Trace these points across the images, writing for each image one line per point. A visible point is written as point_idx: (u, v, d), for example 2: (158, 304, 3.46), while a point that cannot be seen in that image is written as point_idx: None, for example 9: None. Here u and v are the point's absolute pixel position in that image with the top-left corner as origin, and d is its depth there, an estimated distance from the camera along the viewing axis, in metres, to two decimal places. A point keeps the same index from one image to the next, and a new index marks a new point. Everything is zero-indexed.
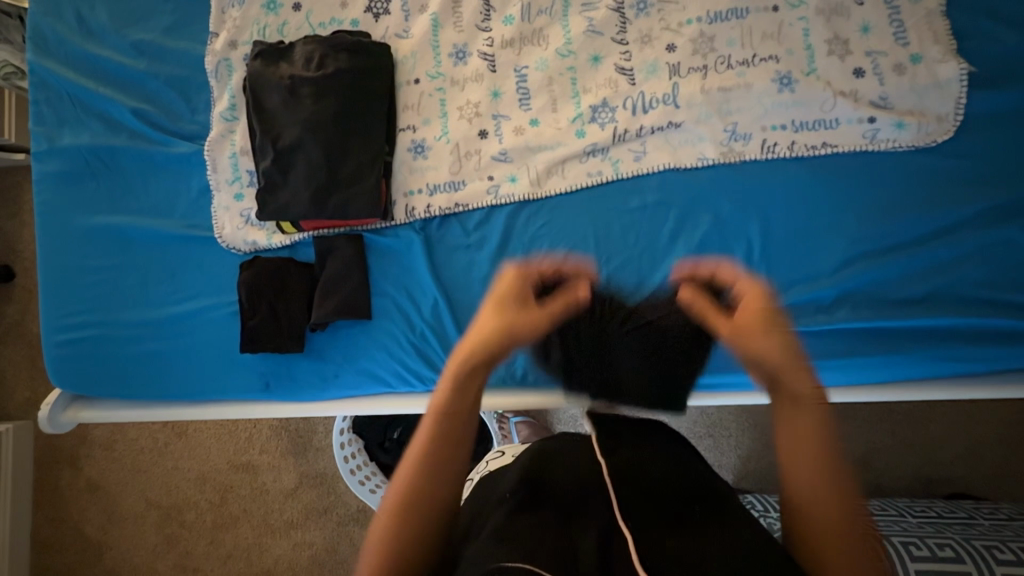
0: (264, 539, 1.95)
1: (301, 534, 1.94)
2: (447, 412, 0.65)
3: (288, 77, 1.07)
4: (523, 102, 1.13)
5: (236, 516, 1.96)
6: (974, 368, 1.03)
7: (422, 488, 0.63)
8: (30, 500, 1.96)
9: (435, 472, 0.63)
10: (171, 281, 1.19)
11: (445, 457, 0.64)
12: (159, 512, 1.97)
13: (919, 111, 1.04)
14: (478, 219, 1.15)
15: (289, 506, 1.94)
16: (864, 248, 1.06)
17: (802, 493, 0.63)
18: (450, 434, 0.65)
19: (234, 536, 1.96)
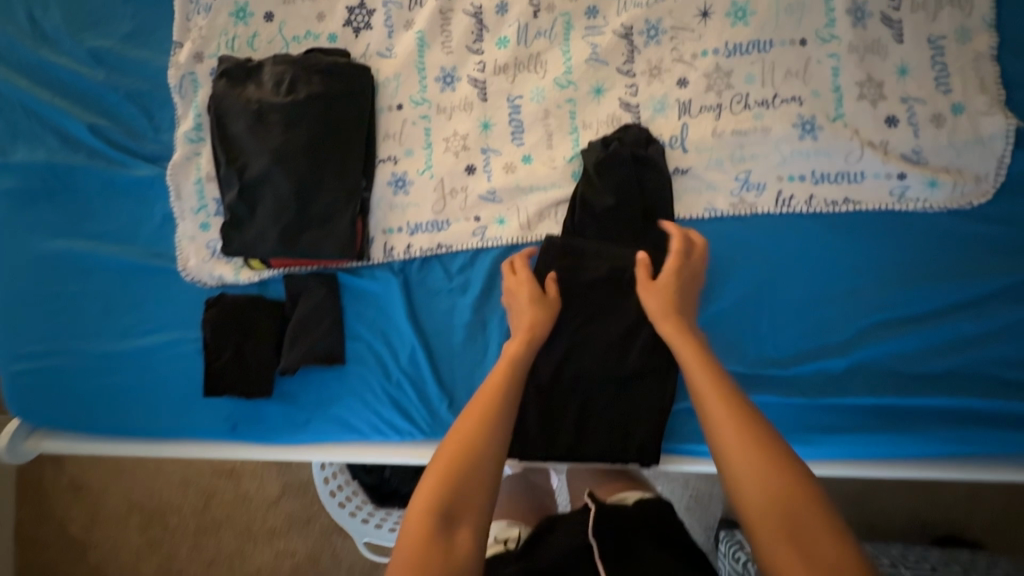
0: (246, 546, 1.88)
1: (284, 542, 1.87)
2: (481, 413, 0.75)
3: (255, 101, 0.97)
4: (515, 136, 1.02)
5: (219, 522, 1.89)
6: (990, 451, 0.94)
7: (459, 465, 0.70)
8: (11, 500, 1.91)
9: (469, 448, 0.71)
10: (133, 312, 1.10)
11: (477, 441, 0.72)
12: (142, 514, 1.90)
13: (955, 170, 0.93)
14: (462, 262, 1.05)
15: (272, 514, 1.88)
16: (881, 316, 0.96)
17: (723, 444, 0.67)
18: (480, 423, 0.73)
19: (217, 542, 1.89)
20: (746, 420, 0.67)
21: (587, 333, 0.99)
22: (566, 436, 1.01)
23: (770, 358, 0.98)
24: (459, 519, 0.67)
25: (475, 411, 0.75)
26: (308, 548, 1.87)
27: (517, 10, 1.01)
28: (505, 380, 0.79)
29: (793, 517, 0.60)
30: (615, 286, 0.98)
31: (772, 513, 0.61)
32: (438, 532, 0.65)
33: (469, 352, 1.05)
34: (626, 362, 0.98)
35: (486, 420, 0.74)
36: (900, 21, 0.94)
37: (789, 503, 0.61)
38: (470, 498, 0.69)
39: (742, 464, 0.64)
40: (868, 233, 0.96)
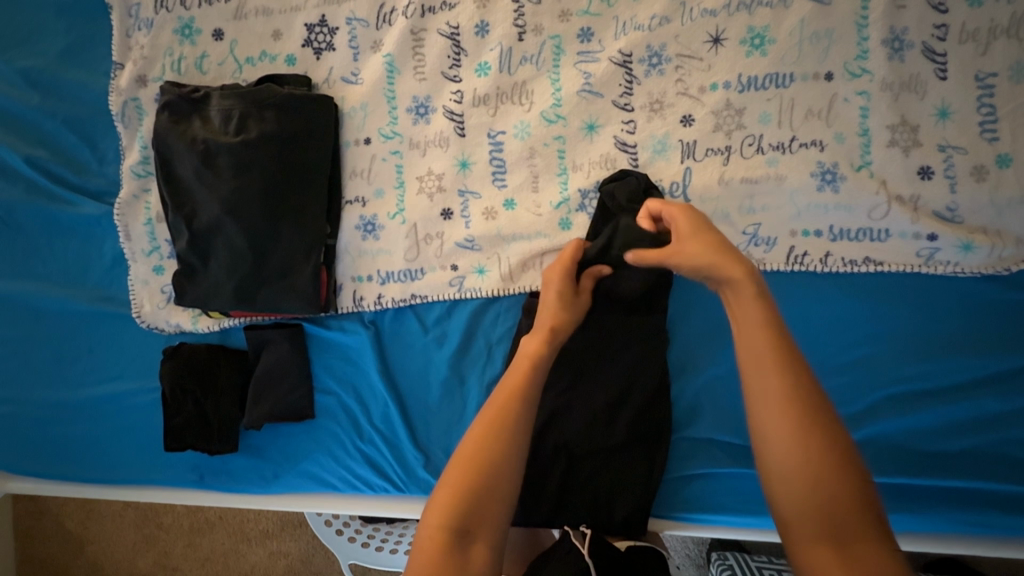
0: (240, 545, 1.61)
1: (277, 544, 1.59)
2: (498, 424, 0.65)
3: (201, 141, 0.86)
4: (497, 177, 0.91)
5: (213, 521, 1.62)
6: (1018, 539, 0.85)
7: (481, 467, 0.63)
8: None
9: (488, 461, 0.63)
10: (88, 359, 1.02)
11: (493, 452, 0.64)
12: (136, 509, 1.64)
13: (994, 231, 0.81)
14: (438, 313, 0.96)
15: (264, 514, 1.59)
16: (896, 389, 0.87)
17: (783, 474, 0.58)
18: (502, 439, 0.64)
19: (211, 540, 1.62)
20: (800, 412, 0.58)
21: (573, 397, 0.92)
22: (549, 500, 0.93)
23: None
24: (475, 533, 0.61)
25: (481, 429, 0.66)
26: (303, 552, 1.58)
27: (500, 31, 0.88)
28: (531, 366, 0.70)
29: (832, 520, 0.55)
30: (602, 347, 0.91)
31: (810, 516, 0.56)
32: (452, 549, 0.60)
33: (447, 412, 0.95)
34: (613, 429, 0.92)
35: (503, 437, 0.64)
36: (944, 54, 0.81)
37: (834, 508, 0.56)
38: (487, 515, 0.62)
39: (785, 455, 0.58)
40: (888, 297, 0.86)
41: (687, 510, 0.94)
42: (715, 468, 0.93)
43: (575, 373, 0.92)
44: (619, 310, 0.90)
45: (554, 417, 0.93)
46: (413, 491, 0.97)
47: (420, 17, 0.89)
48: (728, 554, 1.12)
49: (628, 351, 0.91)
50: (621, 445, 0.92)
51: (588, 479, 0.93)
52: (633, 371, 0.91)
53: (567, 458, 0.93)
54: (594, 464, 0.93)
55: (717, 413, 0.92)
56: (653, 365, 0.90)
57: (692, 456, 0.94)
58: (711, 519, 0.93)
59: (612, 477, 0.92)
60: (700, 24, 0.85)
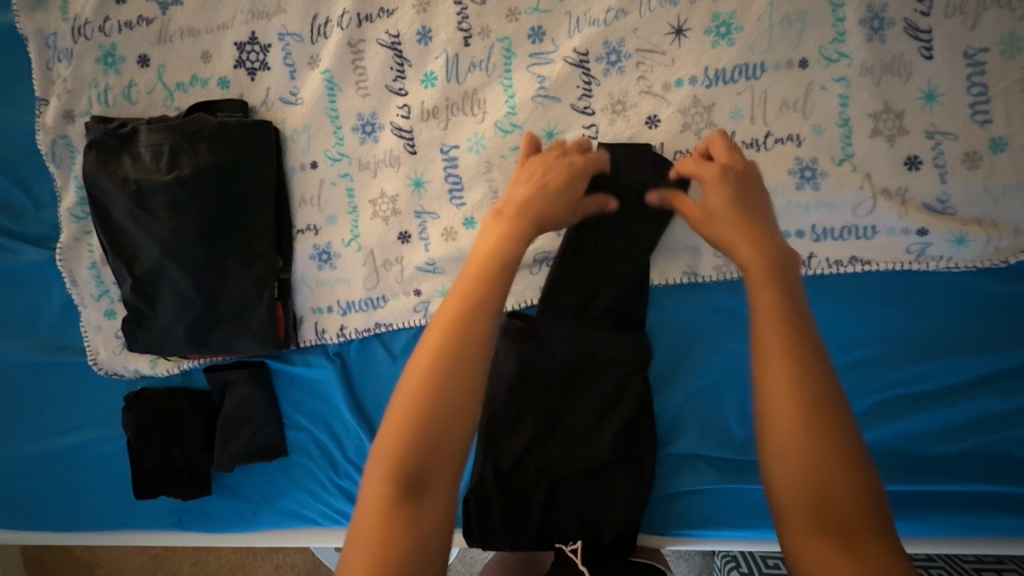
0: (247, 560, 1.56)
1: (283, 555, 1.54)
2: (456, 344, 0.51)
3: (132, 180, 0.80)
4: (454, 194, 0.85)
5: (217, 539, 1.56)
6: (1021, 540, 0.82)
7: (436, 393, 0.50)
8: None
9: (446, 381, 0.50)
10: (54, 408, 0.99)
11: (448, 376, 0.50)
12: None
13: (990, 221, 0.75)
14: (405, 341, 0.91)
15: None
16: (890, 393, 0.82)
17: (771, 436, 0.49)
18: (466, 377, 0.50)
19: (218, 557, 1.57)
20: (819, 383, 0.49)
21: (551, 422, 0.87)
22: (534, 522, 0.86)
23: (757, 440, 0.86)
24: (429, 483, 0.49)
25: (435, 334, 0.52)
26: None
27: (444, 37, 0.81)
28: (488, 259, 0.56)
29: (838, 515, 0.45)
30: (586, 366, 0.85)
31: (799, 489, 0.47)
32: (400, 508, 0.48)
33: None
34: (597, 453, 0.86)
35: (462, 345, 0.51)
36: (929, 30, 0.73)
37: (842, 502, 0.46)
38: (443, 454, 0.49)
39: (783, 425, 0.48)
40: (880, 297, 0.81)
41: (677, 527, 0.90)
42: (702, 483, 0.89)
43: (556, 397, 0.86)
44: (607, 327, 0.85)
45: (532, 442, 0.86)
46: None
47: (357, 28, 0.82)
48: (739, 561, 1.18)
49: (611, 372, 0.85)
50: (606, 468, 0.87)
51: (574, 500, 0.87)
52: (619, 395, 0.86)
53: (550, 484, 0.87)
54: (581, 483, 0.87)
55: (703, 428, 0.88)
56: (639, 386, 0.85)
57: (678, 472, 0.89)
58: (704, 534, 0.90)
59: (601, 498, 0.87)
60: (660, 15, 0.77)
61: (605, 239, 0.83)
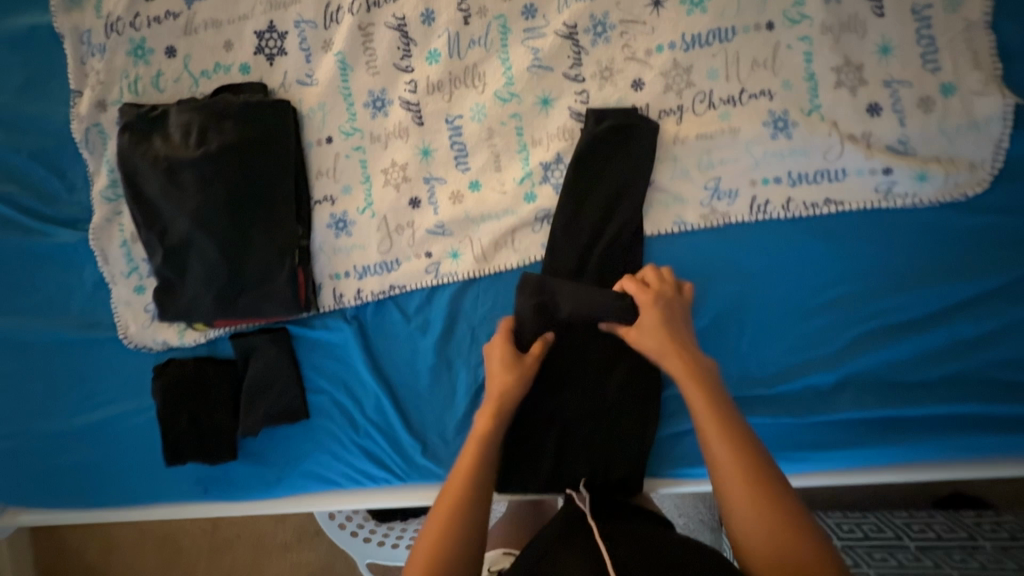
0: (261, 558, 1.68)
1: (297, 554, 1.67)
2: (482, 457, 0.76)
3: (163, 157, 0.87)
4: (460, 160, 0.93)
5: (231, 539, 1.70)
6: (988, 454, 0.91)
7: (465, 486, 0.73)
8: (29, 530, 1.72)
9: (473, 469, 0.75)
10: (84, 385, 1.04)
11: (472, 496, 0.73)
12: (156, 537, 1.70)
13: (948, 159, 0.83)
14: (418, 301, 0.98)
15: (281, 529, 1.68)
16: (870, 326, 0.89)
17: (718, 457, 0.69)
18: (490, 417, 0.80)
19: (234, 556, 1.70)
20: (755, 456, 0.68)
21: (558, 373, 0.93)
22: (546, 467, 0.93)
23: (751, 376, 0.93)
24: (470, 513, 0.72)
25: (468, 456, 0.76)
26: (322, 560, 1.66)
27: (445, 18, 0.90)
28: (505, 399, 0.82)
29: (770, 503, 0.65)
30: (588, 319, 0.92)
31: (735, 470, 0.67)
32: (448, 550, 0.69)
33: (438, 395, 0.99)
34: (602, 398, 0.92)
35: (483, 456, 0.76)
36: None
37: (772, 502, 0.65)
38: (472, 507, 0.72)
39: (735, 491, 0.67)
40: (855, 236, 0.88)
41: (681, 465, 0.96)
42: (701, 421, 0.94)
43: (560, 350, 0.93)
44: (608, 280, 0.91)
45: (540, 392, 0.93)
46: (415, 478, 1.02)
47: (366, 13, 0.91)
48: None
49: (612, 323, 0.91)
50: (611, 410, 0.92)
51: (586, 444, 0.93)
52: (621, 346, 0.92)
53: (558, 431, 0.93)
54: (591, 427, 0.93)
55: None
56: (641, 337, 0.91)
57: (678, 412, 0.95)
58: (706, 470, 0.96)
59: (610, 443, 0.93)
60: None
61: (597, 191, 0.90)
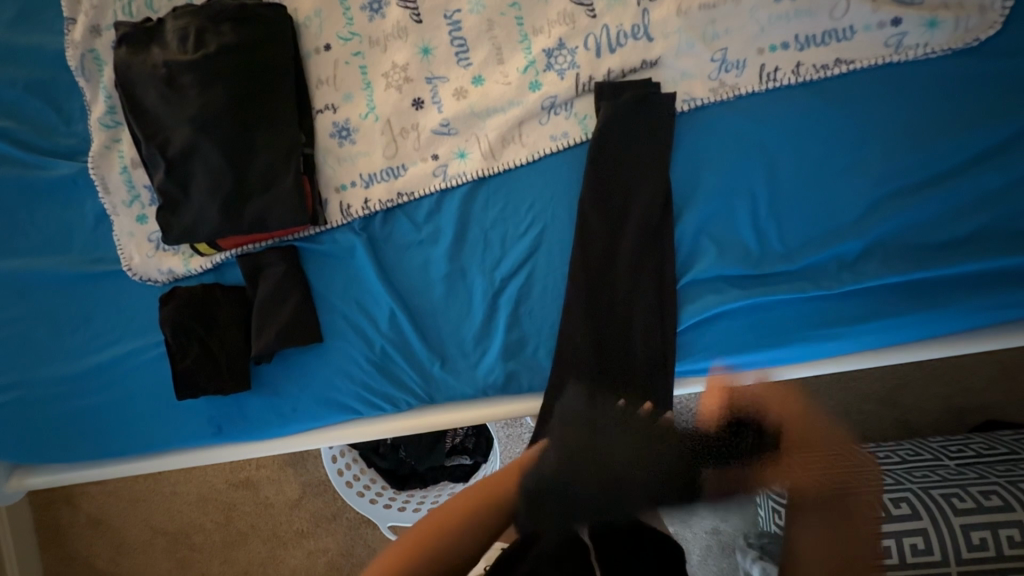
0: (277, 551, 1.61)
1: (314, 542, 1.60)
2: (450, 525, 0.65)
3: (162, 64, 0.86)
4: (460, 57, 0.92)
5: (245, 533, 1.61)
6: None
7: (429, 545, 0.63)
8: (33, 544, 1.60)
9: (441, 540, 0.64)
10: (88, 326, 1.01)
11: (436, 552, 0.63)
12: (166, 538, 1.61)
13: (956, 4, 0.83)
14: (427, 208, 0.95)
15: (296, 516, 1.60)
16: (894, 186, 0.87)
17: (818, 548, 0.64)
18: (476, 514, 0.64)
19: (247, 552, 1.61)
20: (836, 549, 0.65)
21: (594, 288, 0.89)
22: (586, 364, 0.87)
23: (775, 253, 0.89)
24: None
25: (440, 519, 0.66)
26: (341, 545, 1.60)
27: None
28: (502, 485, 0.66)
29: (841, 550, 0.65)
30: (622, 232, 0.89)
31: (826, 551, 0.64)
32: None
33: (453, 306, 0.96)
34: (635, 306, 0.89)
35: (455, 533, 0.64)
36: None
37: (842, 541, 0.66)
38: (431, 563, 0.63)
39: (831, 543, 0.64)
40: (869, 94, 0.86)
41: (709, 356, 0.91)
42: (728, 304, 0.90)
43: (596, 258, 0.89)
44: (637, 183, 0.89)
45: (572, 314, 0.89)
46: (438, 395, 0.98)
47: None
48: None
49: (643, 237, 0.89)
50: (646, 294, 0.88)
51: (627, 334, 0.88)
52: (657, 260, 0.89)
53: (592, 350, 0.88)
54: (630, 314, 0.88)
55: (722, 248, 0.90)
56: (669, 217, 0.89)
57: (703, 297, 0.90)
58: (739, 358, 0.91)
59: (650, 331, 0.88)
60: None
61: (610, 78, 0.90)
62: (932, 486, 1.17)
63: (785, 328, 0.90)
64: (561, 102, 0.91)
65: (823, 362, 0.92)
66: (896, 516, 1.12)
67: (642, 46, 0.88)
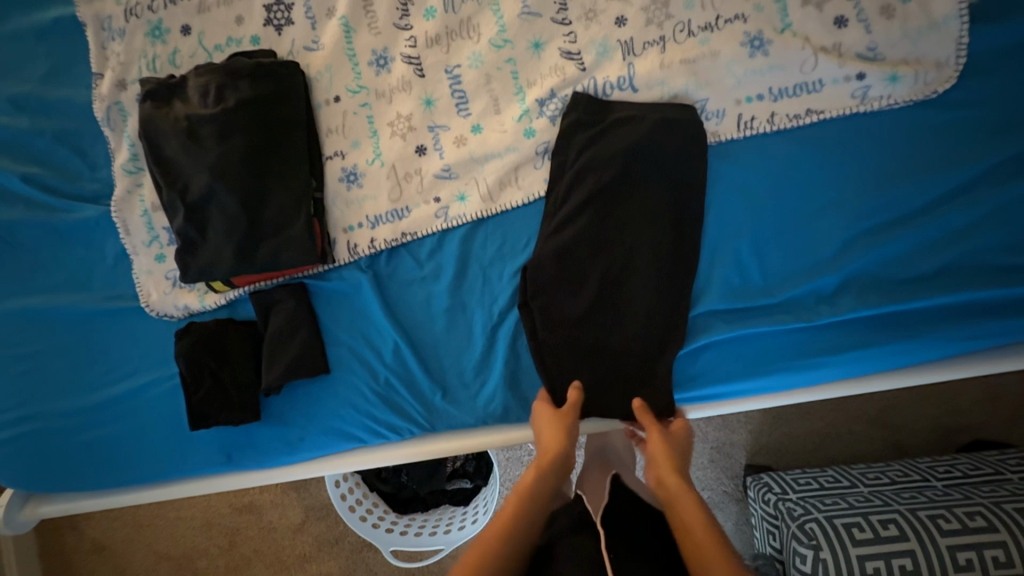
0: None
1: (316, 567, 1.62)
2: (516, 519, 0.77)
3: (184, 117, 0.93)
4: (461, 107, 0.99)
5: (248, 557, 1.63)
6: (998, 343, 0.93)
7: (499, 536, 0.74)
8: (38, 571, 1.62)
9: (513, 532, 0.75)
10: (106, 359, 1.06)
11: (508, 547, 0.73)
12: (169, 564, 1.63)
13: (914, 60, 0.90)
14: (430, 247, 1.01)
15: (299, 541, 1.62)
16: (863, 226, 0.93)
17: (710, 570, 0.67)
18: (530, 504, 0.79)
19: None
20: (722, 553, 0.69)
21: (595, 320, 0.94)
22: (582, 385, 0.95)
23: (756, 287, 0.95)
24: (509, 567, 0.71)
25: (502, 519, 0.77)
26: (343, 570, 1.62)
27: None
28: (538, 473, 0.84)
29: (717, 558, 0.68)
30: (624, 266, 0.94)
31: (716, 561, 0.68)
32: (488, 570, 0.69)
33: (454, 339, 1.02)
34: (632, 333, 0.94)
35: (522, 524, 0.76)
36: None
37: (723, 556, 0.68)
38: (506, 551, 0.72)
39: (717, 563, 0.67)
40: (837, 142, 0.94)
41: (699, 386, 0.97)
42: (714, 336, 0.95)
43: (598, 291, 0.94)
44: (634, 216, 0.94)
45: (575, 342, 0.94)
46: (439, 424, 1.03)
47: None
48: (764, 477, 1.43)
49: (646, 271, 0.93)
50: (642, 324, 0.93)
51: (622, 359, 0.94)
52: (654, 289, 0.93)
53: (593, 374, 0.94)
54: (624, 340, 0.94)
55: (706, 283, 0.96)
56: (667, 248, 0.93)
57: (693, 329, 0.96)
58: (727, 388, 0.96)
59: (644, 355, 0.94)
60: None
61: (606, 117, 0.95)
62: (919, 508, 1.21)
63: (768, 357, 0.96)
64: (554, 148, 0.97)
65: (806, 390, 0.98)
66: (884, 538, 1.16)
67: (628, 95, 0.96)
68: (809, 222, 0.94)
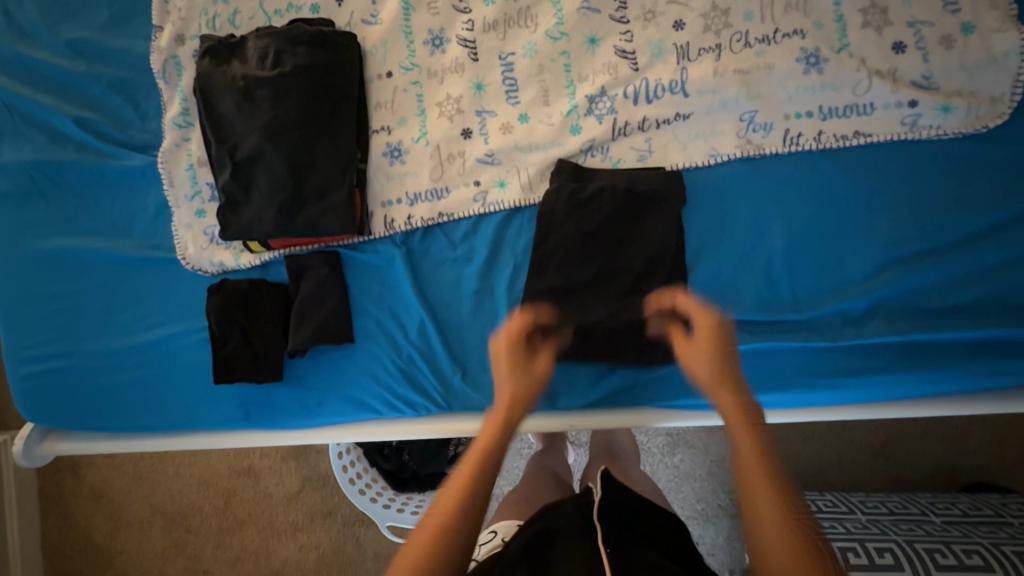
0: (270, 541, 1.65)
1: (307, 536, 1.64)
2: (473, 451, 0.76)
3: (241, 77, 0.95)
4: (510, 94, 1.00)
5: (241, 520, 1.65)
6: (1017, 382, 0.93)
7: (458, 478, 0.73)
8: (35, 509, 1.66)
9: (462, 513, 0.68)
10: (137, 306, 1.08)
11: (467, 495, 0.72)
12: (164, 517, 1.66)
13: (968, 93, 0.91)
14: (465, 229, 1.03)
15: (293, 509, 1.65)
16: (897, 252, 0.93)
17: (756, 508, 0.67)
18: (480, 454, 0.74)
19: (241, 539, 1.65)
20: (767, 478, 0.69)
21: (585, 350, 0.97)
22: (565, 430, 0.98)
23: (786, 301, 0.96)
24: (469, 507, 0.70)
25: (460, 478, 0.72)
26: (333, 541, 1.64)
27: None
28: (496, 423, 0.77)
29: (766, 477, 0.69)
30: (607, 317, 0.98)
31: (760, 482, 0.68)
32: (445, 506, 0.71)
33: (479, 322, 1.03)
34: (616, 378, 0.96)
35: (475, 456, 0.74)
36: None
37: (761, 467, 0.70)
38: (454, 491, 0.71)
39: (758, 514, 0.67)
40: (880, 167, 0.94)
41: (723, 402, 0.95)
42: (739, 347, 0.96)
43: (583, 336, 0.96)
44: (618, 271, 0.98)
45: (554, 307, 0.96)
46: (456, 404, 1.04)
47: None
48: None
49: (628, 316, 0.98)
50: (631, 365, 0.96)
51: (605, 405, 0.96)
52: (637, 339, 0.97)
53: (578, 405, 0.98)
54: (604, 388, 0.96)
55: (734, 293, 0.96)
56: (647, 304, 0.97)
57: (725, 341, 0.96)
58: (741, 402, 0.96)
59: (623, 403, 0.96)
60: None
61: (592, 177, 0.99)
62: (916, 540, 1.21)
63: (788, 373, 0.96)
64: (598, 144, 0.98)
65: (822, 409, 0.98)
66: (879, 565, 1.17)
67: (676, 100, 0.96)
68: (842, 244, 0.94)
